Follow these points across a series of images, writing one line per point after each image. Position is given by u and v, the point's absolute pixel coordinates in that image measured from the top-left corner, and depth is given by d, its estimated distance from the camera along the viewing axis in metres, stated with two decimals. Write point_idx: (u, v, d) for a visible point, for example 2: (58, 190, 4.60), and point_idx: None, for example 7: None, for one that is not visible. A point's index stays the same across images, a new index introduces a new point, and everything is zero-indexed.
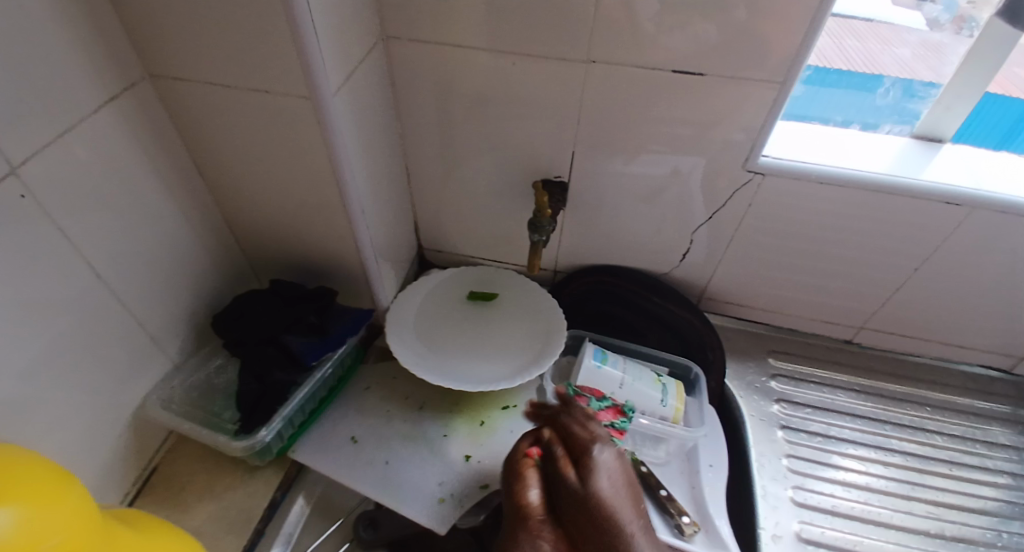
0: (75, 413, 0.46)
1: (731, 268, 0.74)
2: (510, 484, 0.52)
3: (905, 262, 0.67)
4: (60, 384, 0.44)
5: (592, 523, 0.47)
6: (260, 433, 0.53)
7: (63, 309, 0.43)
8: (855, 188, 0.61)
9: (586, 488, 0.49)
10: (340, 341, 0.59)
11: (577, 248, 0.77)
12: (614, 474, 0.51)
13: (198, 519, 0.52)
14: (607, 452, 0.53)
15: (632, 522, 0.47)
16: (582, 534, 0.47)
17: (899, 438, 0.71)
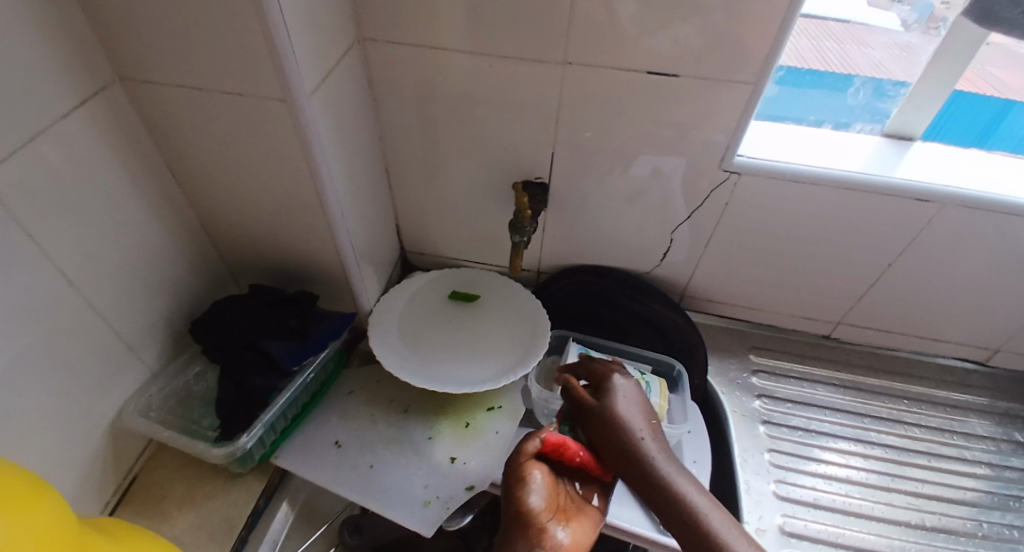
0: (48, 424, 0.45)
1: (711, 266, 0.75)
2: (511, 488, 0.47)
3: (880, 258, 0.69)
4: (32, 394, 0.43)
5: (611, 436, 0.52)
6: (240, 441, 0.52)
7: (33, 318, 0.42)
8: (831, 186, 0.62)
9: (605, 409, 0.55)
10: (321, 345, 0.59)
11: (559, 248, 0.77)
12: (631, 398, 0.56)
13: (180, 529, 0.52)
14: (624, 382, 0.58)
15: (647, 435, 0.53)
16: (604, 442, 0.53)
17: (878, 431, 0.73)
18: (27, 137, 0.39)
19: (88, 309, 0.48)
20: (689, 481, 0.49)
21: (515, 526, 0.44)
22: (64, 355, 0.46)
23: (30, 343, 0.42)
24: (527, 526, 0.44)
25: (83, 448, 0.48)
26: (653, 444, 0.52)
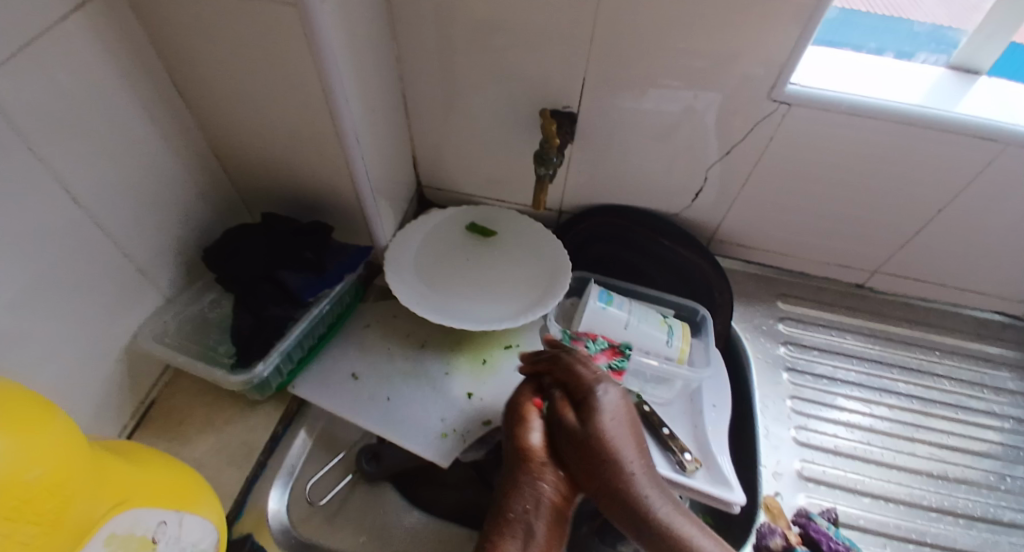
0: (64, 349, 0.44)
1: (745, 209, 0.71)
2: (512, 427, 0.50)
3: (931, 202, 0.64)
4: (46, 317, 0.42)
5: (596, 465, 0.45)
6: (257, 368, 0.51)
7: (40, 242, 0.41)
8: (889, 122, 0.56)
9: (590, 431, 0.47)
10: (339, 277, 0.58)
11: (584, 186, 0.73)
12: (618, 415, 0.48)
13: (201, 451, 0.52)
14: (611, 391, 0.50)
15: (635, 465, 0.45)
16: (586, 474, 0.45)
17: (906, 382, 0.71)
18: (20, 45, 0.36)
19: (98, 233, 0.46)
20: (704, 534, 0.41)
21: (514, 462, 0.48)
22: (76, 280, 0.45)
23: (40, 267, 0.41)
24: (525, 461, 0.47)
25: (102, 371, 0.48)
26: (647, 480, 0.44)
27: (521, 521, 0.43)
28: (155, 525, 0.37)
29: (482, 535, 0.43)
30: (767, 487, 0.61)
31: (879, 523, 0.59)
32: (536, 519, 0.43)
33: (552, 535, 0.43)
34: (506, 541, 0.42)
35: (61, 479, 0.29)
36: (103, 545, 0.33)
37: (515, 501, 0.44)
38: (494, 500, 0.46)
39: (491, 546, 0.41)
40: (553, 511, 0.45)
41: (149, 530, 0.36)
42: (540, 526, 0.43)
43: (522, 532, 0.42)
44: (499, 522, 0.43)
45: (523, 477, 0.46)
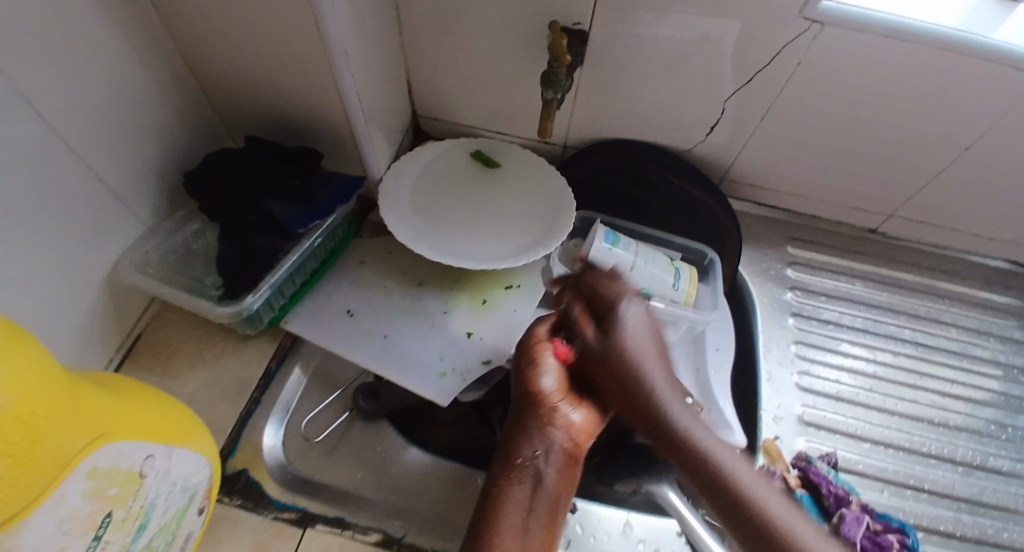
0: (43, 282, 0.41)
1: (764, 146, 0.66)
2: (523, 370, 0.50)
3: (960, 139, 0.60)
4: (23, 249, 0.39)
5: (617, 380, 0.49)
6: (246, 300, 0.49)
7: (9, 167, 0.37)
8: (931, 49, 0.51)
9: (612, 346, 0.51)
10: (331, 208, 0.55)
11: (592, 118, 0.68)
12: (640, 328, 0.52)
13: (193, 387, 0.51)
14: (634, 307, 0.53)
15: (653, 374, 0.50)
16: (609, 388, 0.49)
17: (912, 330, 0.70)
18: None
19: (67, 157, 0.42)
20: (705, 431, 0.46)
21: (525, 403, 0.48)
22: (47, 207, 0.41)
23: (6, 196, 0.37)
24: (535, 406, 0.47)
25: (83, 305, 0.46)
26: (661, 384, 0.50)
27: (529, 466, 0.44)
28: (143, 459, 0.35)
29: (488, 480, 0.44)
30: (766, 431, 0.60)
31: (877, 468, 0.60)
32: (545, 464, 0.45)
33: (562, 479, 0.44)
34: (514, 485, 0.43)
35: (32, 408, 0.26)
36: (87, 478, 0.30)
37: (525, 446, 0.45)
38: (503, 440, 0.47)
39: (498, 490, 0.43)
40: (563, 456, 0.46)
41: (136, 464, 0.34)
42: (550, 470, 0.44)
43: (531, 476, 0.44)
44: (507, 466, 0.44)
45: (532, 421, 0.46)
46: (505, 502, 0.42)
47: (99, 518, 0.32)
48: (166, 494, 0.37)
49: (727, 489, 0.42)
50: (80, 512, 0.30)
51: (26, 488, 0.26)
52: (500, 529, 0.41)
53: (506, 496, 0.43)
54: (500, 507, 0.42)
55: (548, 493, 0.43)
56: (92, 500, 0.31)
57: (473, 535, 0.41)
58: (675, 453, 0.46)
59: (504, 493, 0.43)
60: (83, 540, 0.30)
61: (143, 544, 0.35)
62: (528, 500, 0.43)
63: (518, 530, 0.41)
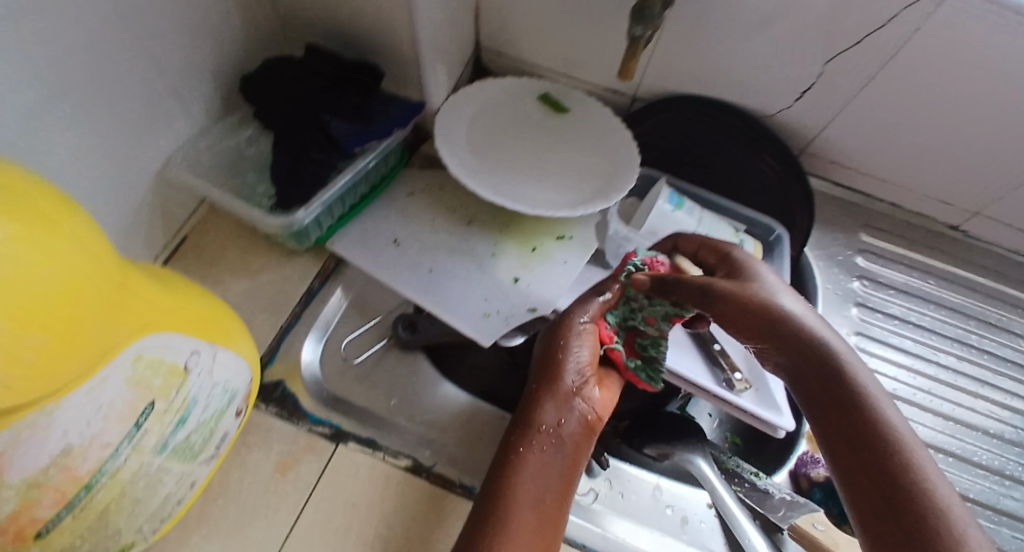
0: (98, 173, 0.41)
1: (857, 120, 0.60)
2: (552, 339, 0.46)
3: None
4: (79, 137, 0.39)
5: (754, 317, 0.42)
6: (298, 214, 0.47)
7: (70, 49, 0.35)
8: None
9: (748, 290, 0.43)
10: (388, 131, 0.52)
11: (669, 70, 0.62)
12: (780, 282, 0.45)
13: (236, 294, 0.51)
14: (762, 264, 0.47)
15: (801, 316, 0.43)
16: (745, 324, 0.43)
17: (980, 336, 0.65)
18: None
19: (128, 48, 0.40)
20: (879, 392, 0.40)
21: (552, 370, 0.45)
22: (102, 92, 0.39)
23: (66, 80, 0.36)
24: (563, 375, 0.44)
25: (134, 197, 0.45)
26: (816, 327, 0.42)
27: (551, 434, 0.42)
28: (187, 354, 0.34)
29: (507, 442, 0.42)
30: None
31: None
32: (568, 436, 0.43)
33: (581, 451, 0.43)
34: (533, 453, 0.41)
35: (73, 285, 0.25)
36: (131, 365, 0.30)
37: (548, 413, 0.43)
38: (522, 405, 0.44)
39: (518, 455, 0.41)
40: (584, 426, 0.44)
41: (181, 358, 0.33)
42: (570, 442, 0.42)
43: (551, 445, 0.42)
44: (528, 433, 0.42)
45: (558, 390, 0.44)
46: (521, 472, 0.40)
47: (141, 406, 0.31)
48: (207, 393, 0.36)
49: (876, 454, 0.37)
50: (122, 399, 0.29)
51: (66, 368, 0.25)
52: (514, 498, 0.38)
53: (522, 466, 0.40)
54: (514, 476, 0.39)
55: (566, 464, 0.41)
56: (135, 387, 0.30)
57: (483, 502, 0.39)
58: (825, 406, 0.41)
59: (523, 459, 0.41)
60: (123, 425, 0.30)
61: (182, 438, 0.35)
62: (546, 469, 0.41)
63: (533, 501, 0.39)
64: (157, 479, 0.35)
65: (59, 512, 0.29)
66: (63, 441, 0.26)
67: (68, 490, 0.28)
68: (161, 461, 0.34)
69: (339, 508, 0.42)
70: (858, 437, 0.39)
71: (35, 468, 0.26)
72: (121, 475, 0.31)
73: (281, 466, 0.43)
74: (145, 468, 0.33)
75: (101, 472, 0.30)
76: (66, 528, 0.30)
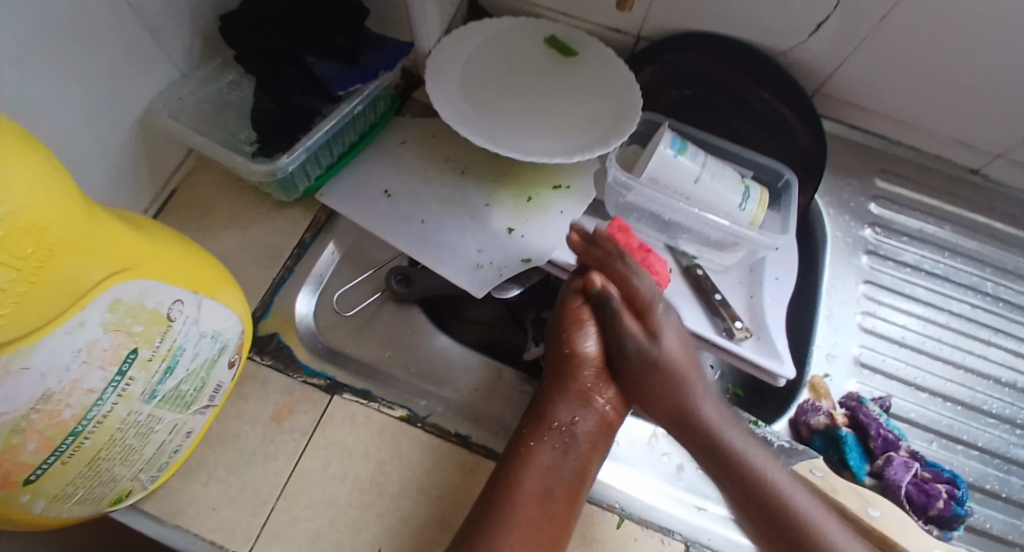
0: (74, 125, 0.40)
1: (877, 57, 0.55)
2: (564, 329, 0.46)
3: None
4: (50, 88, 0.37)
5: (656, 385, 0.45)
6: (282, 160, 0.46)
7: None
8: None
9: (658, 353, 0.45)
10: (375, 75, 0.50)
11: (675, 5, 0.58)
12: (662, 301, 0.47)
13: (227, 246, 0.50)
14: (672, 317, 0.47)
15: (697, 387, 0.45)
16: (646, 391, 0.45)
17: (996, 283, 0.63)
18: None
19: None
20: (716, 411, 0.45)
21: (566, 367, 0.45)
22: (73, 35, 0.37)
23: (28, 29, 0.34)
24: (579, 369, 0.45)
25: (115, 146, 0.44)
26: (701, 391, 0.45)
27: (565, 431, 0.42)
28: (170, 302, 0.34)
29: (519, 436, 0.42)
30: (817, 368, 0.57)
31: (930, 420, 0.56)
32: (583, 432, 0.43)
33: (595, 447, 0.42)
34: (545, 450, 0.41)
35: (42, 224, 0.25)
36: (108, 311, 0.29)
37: (561, 410, 0.43)
38: (537, 400, 0.44)
39: (529, 449, 0.41)
40: (598, 422, 0.44)
41: (163, 306, 0.33)
42: (585, 439, 0.42)
43: (564, 442, 0.42)
44: (541, 429, 0.42)
45: (574, 387, 0.44)
46: (532, 467, 0.40)
47: (123, 353, 0.31)
48: (194, 342, 0.36)
49: (739, 475, 0.42)
50: (101, 343, 0.29)
51: (33, 307, 0.25)
52: (522, 491, 0.39)
53: (531, 462, 0.40)
54: (524, 473, 0.40)
55: (579, 461, 0.41)
56: (114, 333, 0.30)
57: (487, 500, 0.39)
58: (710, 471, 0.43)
59: (533, 454, 0.41)
60: (106, 371, 0.30)
61: (171, 387, 0.36)
62: (558, 464, 0.41)
63: (542, 493, 0.39)
64: (149, 426, 0.35)
65: (47, 458, 0.29)
66: (41, 385, 0.27)
67: (54, 436, 0.29)
68: (150, 409, 0.35)
69: (335, 455, 0.42)
70: (730, 473, 0.42)
71: (14, 411, 0.26)
72: (109, 422, 0.32)
73: (277, 415, 0.43)
74: (134, 416, 0.33)
75: (87, 419, 0.30)
76: (58, 470, 0.31)
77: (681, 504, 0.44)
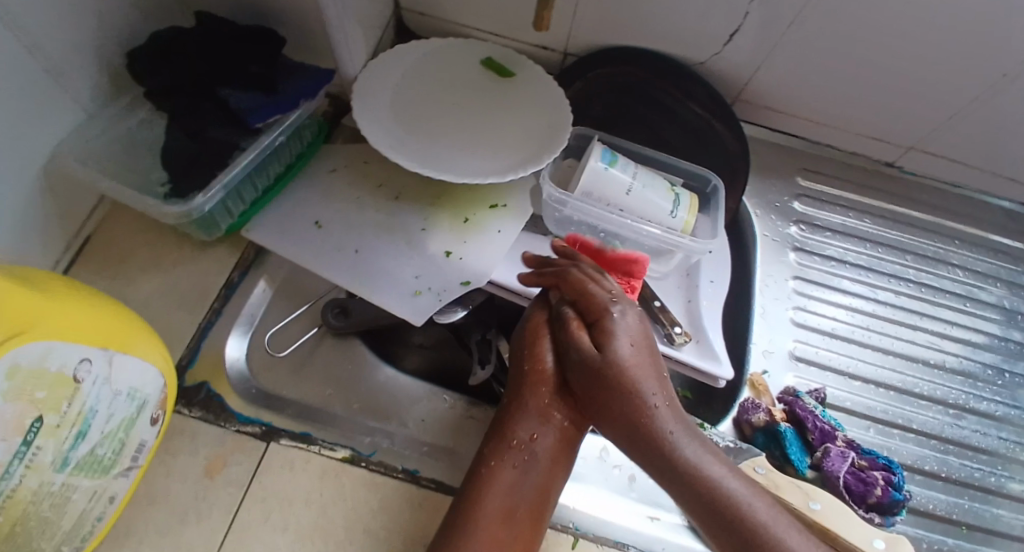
0: None
1: (787, 64, 0.58)
2: (525, 347, 0.45)
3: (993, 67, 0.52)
4: None
5: (610, 407, 0.40)
6: (196, 200, 0.44)
7: None
8: None
9: (609, 363, 0.41)
10: (294, 104, 0.49)
11: (597, 22, 0.59)
12: (637, 339, 0.43)
13: (148, 292, 0.48)
14: (628, 317, 0.44)
15: (660, 401, 0.40)
16: (604, 411, 0.41)
17: (917, 270, 0.67)
18: None
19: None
20: (705, 452, 0.39)
21: (524, 379, 0.44)
22: None
23: None
24: (537, 384, 0.43)
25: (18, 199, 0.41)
26: (669, 417, 0.40)
27: (525, 449, 0.41)
28: (76, 362, 0.32)
29: (480, 456, 0.41)
30: (755, 365, 0.59)
31: (866, 407, 0.59)
32: (544, 449, 0.41)
33: (558, 462, 0.41)
34: (505, 468, 0.40)
35: None
36: (6, 377, 0.27)
37: (521, 426, 0.42)
38: (499, 416, 0.43)
39: (489, 469, 0.40)
40: (561, 435, 0.42)
41: (68, 367, 0.31)
42: (546, 456, 0.41)
43: (525, 459, 0.40)
44: (500, 447, 0.41)
45: (533, 402, 0.42)
46: (491, 486, 0.39)
47: (26, 421, 0.29)
48: (109, 402, 0.34)
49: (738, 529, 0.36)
50: (1, 413, 0.27)
51: None
52: (483, 512, 0.38)
53: (493, 480, 0.39)
54: (485, 490, 0.39)
55: (541, 478, 0.40)
56: (14, 402, 0.28)
57: (451, 520, 0.38)
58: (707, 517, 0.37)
59: (494, 474, 0.40)
60: (9, 442, 0.28)
61: (85, 452, 0.33)
62: (520, 484, 0.39)
63: (503, 513, 0.38)
64: (64, 496, 0.33)
65: None
66: None
67: None
68: (65, 478, 0.32)
69: (275, 505, 0.41)
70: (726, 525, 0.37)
71: None
72: (19, 496, 0.29)
73: (209, 469, 0.41)
74: (46, 487, 0.31)
75: None
76: None
77: (635, 516, 0.45)
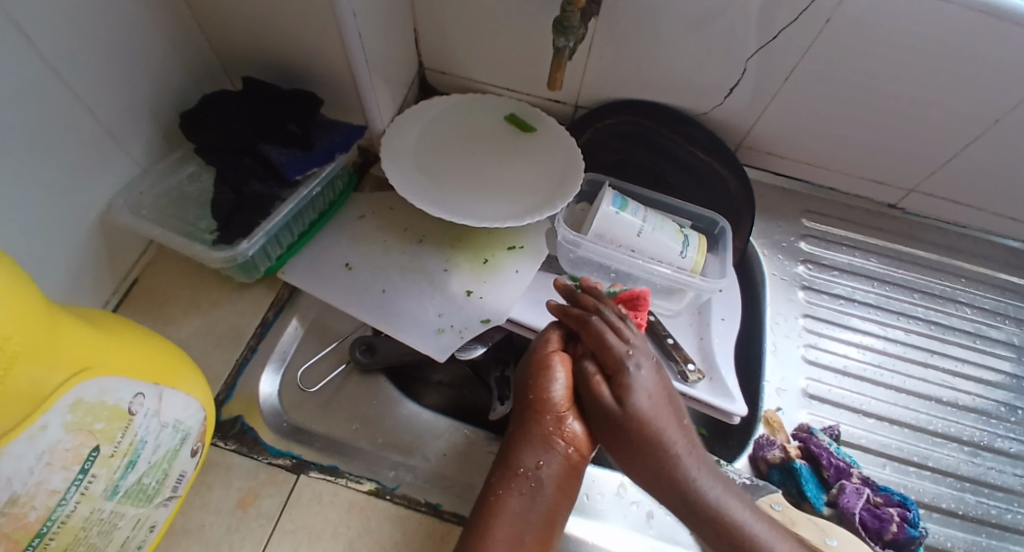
0: (41, 230, 0.41)
1: (783, 114, 0.63)
2: (532, 375, 0.46)
3: (979, 114, 0.56)
4: (19, 199, 0.39)
5: (634, 449, 0.42)
6: (240, 246, 0.48)
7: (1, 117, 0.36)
8: (959, 19, 0.47)
9: (630, 417, 0.42)
10: (329, 156, 0.53)
11: (604, 79, 0.64)
12: (653, 393, 0.44)
13: (188, 331, 0.51)
14: (645, 366, 0.45)
15: (680, 443, 0.43)
16: (628, 457, 0.43)
17: (925, 307, 0.68)
18: None
19: (58, 109, 0.41)
20: (714, 481, 0.43)
21: (529, 406, 0.45)
22: (40, 147, 0.40)
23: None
24: (541, 413, 0.44)
25: (80, 246, 0.45)
26: (685, 447, 0.43)
27: (531, 477, 0.42)
28: (131, 397, 0.34)
29: (487, 487, 0.42)
30: (769, 403, 0.60)
31: (880, 444, 0.59)
32: (548, 477, 0.42)
33: (562, 492, 0.42)
34: (512, 496, 0.41)
35: (5, 333, 0.26)
36: (70, 411, 0.30)
37: (527, 455, 0.42)
38: (503, 445, 0.44)
39: (496, 499, 0.41)
40: (566, 463, 0.43)
41: (123, 401, 0.34)
42: (551, 483, 0.42)
43: (530, 488, 0.41)
44: (506, 476, 0.42)
45: (537, 431, 0.43)
46: (500, 518, 0.40)
47: (85, 451, 0.31)
48: (156, 434, 0.36)
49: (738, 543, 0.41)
50: (63, 444, 0.29)
51: None
52: (492, 541, 0.39)
53: (500, 511, 0.40)
54: (493, 521, 0.40)
55: (546, 507, 0.41)
56: (75, 433, 0.30)
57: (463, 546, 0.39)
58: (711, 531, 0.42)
59: (502, 503, 0.41)
60: (68, 470, 0.30)
61: (133, 481, 0.35)
62: (527, 512, 0.41)
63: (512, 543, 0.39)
64: (111, 524, 0.35)
65: None
66: (6, 489, 0.27)
67: (20, 539, 0.29)
68: (113, 506, 0.34)
69: (303, 537, 0.42)
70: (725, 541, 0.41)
71: None
72: (72, 522, 0.31)
73: (241, 501, 0.43)
74: (96, 514, 0.33)
75: (51, 519, 0.30)
76: None
77: None
